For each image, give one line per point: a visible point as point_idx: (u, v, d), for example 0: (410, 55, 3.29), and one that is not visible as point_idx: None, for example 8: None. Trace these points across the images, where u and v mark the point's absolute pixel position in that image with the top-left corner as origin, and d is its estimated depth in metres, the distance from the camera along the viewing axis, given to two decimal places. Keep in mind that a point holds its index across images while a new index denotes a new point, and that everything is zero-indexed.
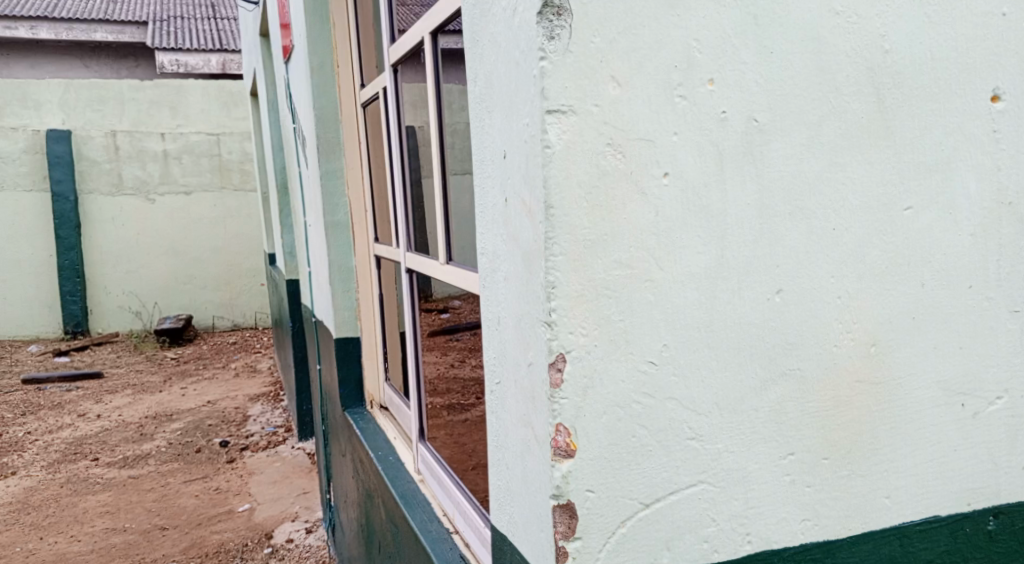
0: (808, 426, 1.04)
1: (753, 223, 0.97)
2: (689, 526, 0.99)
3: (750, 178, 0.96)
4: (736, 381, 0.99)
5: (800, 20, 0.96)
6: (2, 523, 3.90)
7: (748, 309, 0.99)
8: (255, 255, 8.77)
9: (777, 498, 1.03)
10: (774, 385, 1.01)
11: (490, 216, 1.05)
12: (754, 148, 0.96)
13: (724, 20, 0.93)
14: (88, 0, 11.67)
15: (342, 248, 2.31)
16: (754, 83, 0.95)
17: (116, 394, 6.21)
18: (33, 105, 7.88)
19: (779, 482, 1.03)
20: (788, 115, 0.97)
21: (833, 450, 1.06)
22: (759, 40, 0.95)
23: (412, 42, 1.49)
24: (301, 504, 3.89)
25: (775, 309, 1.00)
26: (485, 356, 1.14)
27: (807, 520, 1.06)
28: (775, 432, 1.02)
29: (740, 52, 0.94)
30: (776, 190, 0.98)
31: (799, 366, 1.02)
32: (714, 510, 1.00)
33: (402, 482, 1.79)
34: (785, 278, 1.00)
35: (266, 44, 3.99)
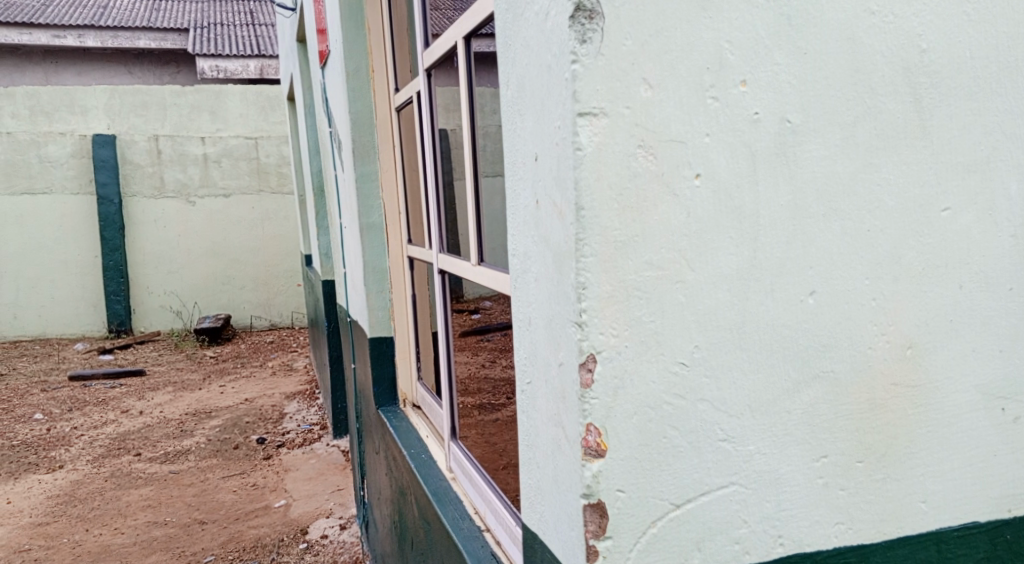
0: (841, 428, 1.05)
1: (785, 226, 0.98)
2: (721, 528, 1.01)
3: (783, 179, 0.98)
4: (770, 382, 1.01)
5: (834, 22, 0.98)
6: (50, 515, 4.01)
7: (781, 311, 1.00)
8: (291, 256, 8.87)
9: (811, 503, 1.04)
10: (807, 387, 1.02)
11: (522, 218, 1.08)
12: (788, 149, 0.97)
13: (758, 23, 0.94)
14: (132, 10, 11.95)
15: (376, 249, 2.36)
16: (787, 84, 0.96)
17: (158, 391, 6.35)
18: (81, 110, 8.08)
19: (812, 486, 1.04)
20: (823, 116, 0.98)
21: (868, 453, 1.06)
22: (794, 41, 0.96)
23: (446, 46, 1.52)
24: (336, 500, 3.95)
25: (808, 311, 1.01)
26: (516, 356, 1.16)
27: (841, 524, 1.06)
28: (808, 434, 1.03)
29: (773, 53, 0.95)
30: (810, 191, 0.99)
31: (833, 367, 1.03)
32: (746, 511, 1.01)
33: (434, 479, 1.83)
34: (817, 280, 1.01)
35: (303, 48, 4.07)
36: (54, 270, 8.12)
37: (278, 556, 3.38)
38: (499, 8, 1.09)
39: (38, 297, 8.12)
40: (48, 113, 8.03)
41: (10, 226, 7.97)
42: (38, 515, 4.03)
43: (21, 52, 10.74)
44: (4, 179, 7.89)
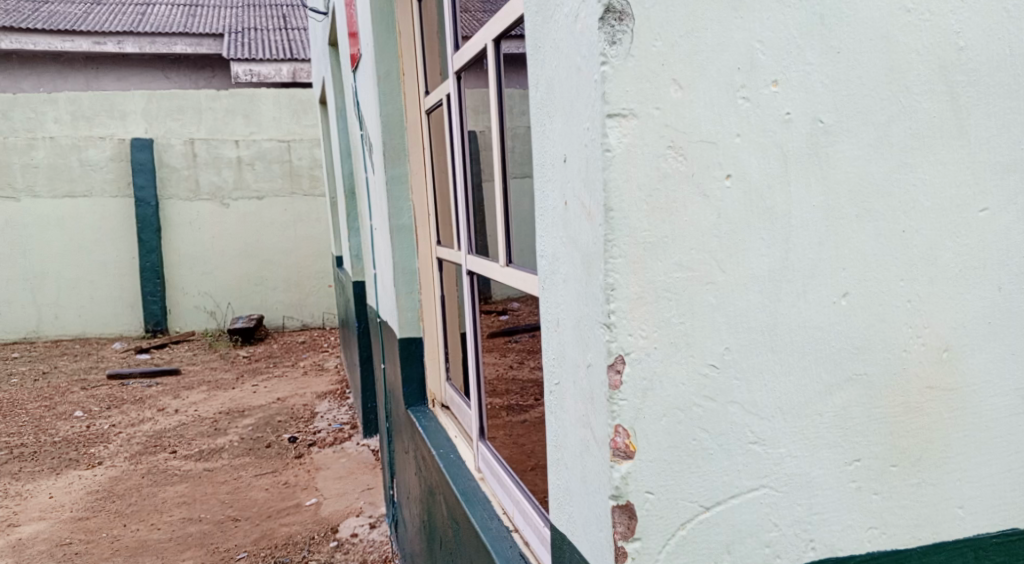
0: (875, 433, 1.04)
1: (816, 227, 0.98)
2: (751, 531, 1.01)
3: (815, 178, 0.98)
4: (801, 384, 1.01)
5: (867, 22, 0.97)
6: (89, 511, 4.10)
7: (814, 313, 1.00)
8: (322, 258, 8.94)
9: (843, 507, 1.04)
10: (840, 390, 1.02)
11: (551, 219, 1.09)
12: (821, 150, 0.97)
13: (790, 23, 0.95)
14: (170, 16, 12.16)
15: (406, 251, 2.38)
16: (819, 83, 0.96)
17: (192, 390, 6.44)
18: (119, 115, 8.47)
19: (845, 489, 1.04)
20: (856, 116, 0.98)
21: (903, 458, 1.06)
22: (826, 41, 0.96)
23: (476, 49, 1.54)
24: (366, 499, 3.98)
25: (840, 313, 1.01)
26: (545, 358, 1.17)
27: (875, 529, 1.06)
28: (842, 437, 1.03)
29: (806, 52, 0.96)
30: (842, 191, 0.99)
31: (866, 370, 1.03)
32: (777, 515, 1.01)
33: (463, 479, 1.84)
34: (850, 280, 1.01)
35: (334, 52, 4.11)
36: (93, 271, 8.28)
37: (309, 553, 3.42)
38: (529, 10, 1.10)
39: (78, 297, 8.29)
40: (89, 118, 8.43)
41: (51, 228, 8.16)
42: (78, 509, 4.11)
43: (63, 59, 11.00)
44: (46, 182, 8.07)
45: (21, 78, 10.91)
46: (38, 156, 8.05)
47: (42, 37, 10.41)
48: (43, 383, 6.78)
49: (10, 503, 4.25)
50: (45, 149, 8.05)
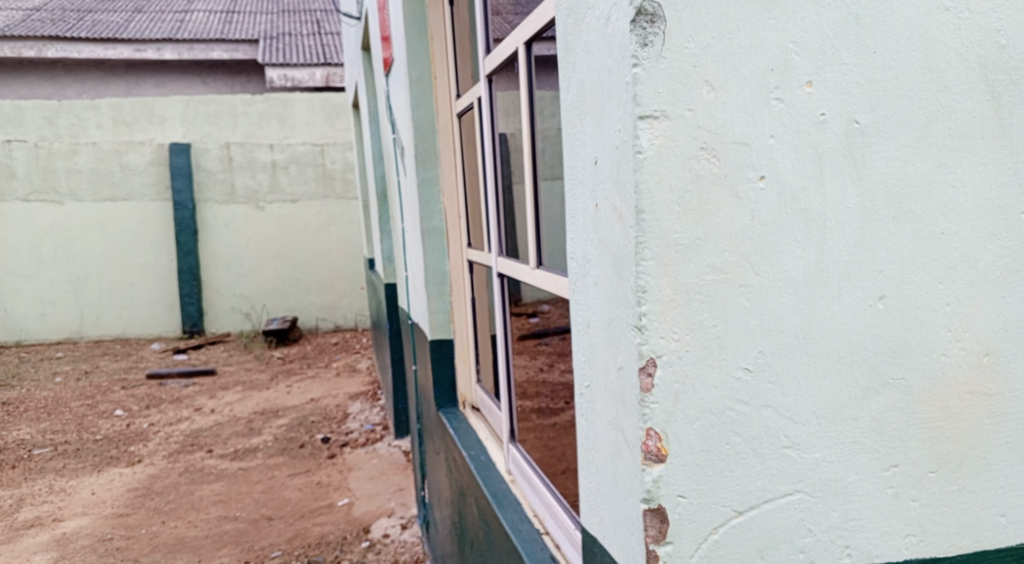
0: (912, 439, 1.03)
1: (852, 228, 0.98)
2: (785, 535, 1.00)
3: (850, 181, 0.97)
4: (837, 388, 1.00)
5: (904, 20, 0.97)
6: (129, 507, 4.18)
7: (848, 315, 0.99)
8: (355, 261, 9.00)
9: (880, 514, 1.03)
10: (876, 394, 1.01)
11: (581, 222, 1.09)
12: (856, 150, 0.97)
13: (824, 21, 0.94)
14: (207, 23, 12.34)
15: (437, 254, 2.40)
16: (854, 84, 0.96)
17: (228, 390, 6.54)
18: (158, 120, 8.47)
19: (882, 495, 1.03)
20: (893, 116, 0.98)
21: (941, 464, 1.05)
22: (862, 40, 0.96)
23: (508, 51, 1.54)
24: (398, 500, 4.01)
25: (877, 316, 1.00)
26: (575, 361, 1.18)
27: (913, 535, 1.05)
28: (878, 443, 1.02)
29: (841, 53, 0.95)
30: (879, 192, 0.98)
31: (904, 375, 1.02)
32: (812, 521, 1.01)
33: (494, 482, 1.85)
34: (886, 284, 1.00)
35: (367, 57, 4.15)
36: (133, 274, 8.45)
37: (341, 553, 3.46)
38: (560, 13, 1.11)
39: (118, 298, 8.45)
40: (130, 124, 8.44)
41: (94, 231, 8.34)
42: (119, 506, 4.20)
43: (105, 66, 11.24)
44: (89, 186, 8.26)
45: (65, 85, 11.19)
46: (81, 160, 8.23)
47: (85, 46, 10.68)
48: (85, 382, 6.92)
49: (54, 499, 4.35)
50: (87, 154, 8.23)
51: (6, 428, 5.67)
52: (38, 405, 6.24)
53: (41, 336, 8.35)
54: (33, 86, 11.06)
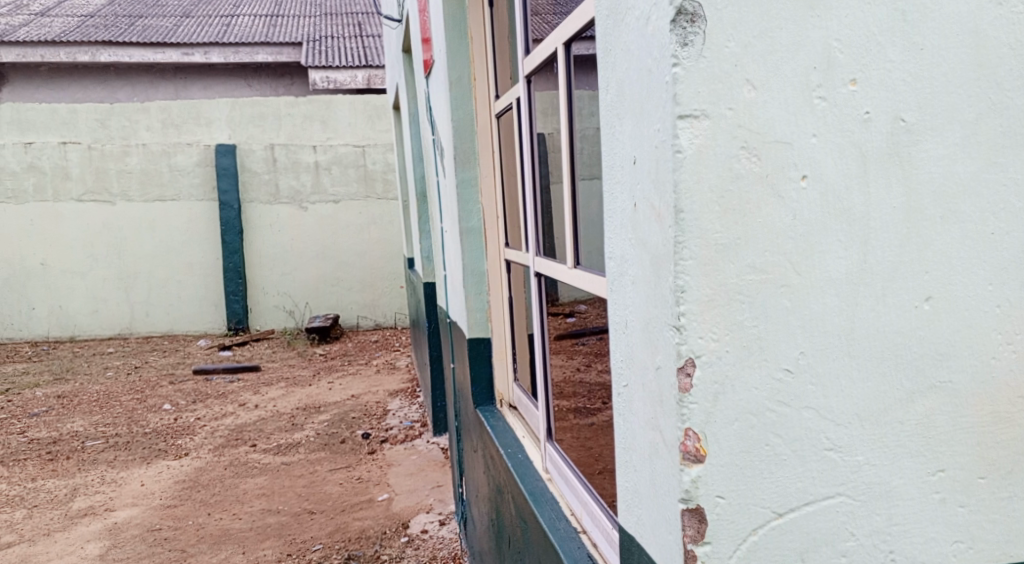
0: (960, 443, 1.03)
1: (898, 227, 0.98)
2: (827, 539, 1.00)
3: (895, 180, 0.97)
4: (881, 391, 1.00)
5: (954, 16, 0.97)
6: (176, 498, 4.28)
7: (894, 317, 0.99)
8: (395, 260, 9.07)
9: (926, 519, 1.03)
10: (922, 397, 1.01)
11: (619, 221, 1.11)
12: (901, 149, 0.97)
13: (870, 19, 0.94)
14: (252, 27, 12.55)
15: (475, 253, 2.42)
16: (900, 82, 0.96)
17: (272, 386, 6.65)
18: (206, 122, 8.72)
19: (927, 500, 1.02)
20: (940, 115, 0.98)
21: (991, 470, 1.04)
22: (908, 36, 0.96)
23: (548, 51, 1.56)
24: (436, 496, 4.05)
25: (923, 317, 1.00)
26: (613, 360, 1.19)
27: (960, 543, 1.04)
28: (925, 446, 1.02)
29: (887, 49, 0.95)
30: (926, 191, 0.98)
31: (951, 378, 1.02)
32: (853, 524, 1.01)
33: (531, 479, 1.87)
34: (933, 285, 1.00)
35: (408, 60, 4.20)
36: (181, 272, 8.64)
37: (381, 548, 3.50)
38: (600, 13, 1.12)
39: (166, 295, 8.65)
40: (178, 126, 8.68)
41: (143, 230, 8.55)
42: (167, 497, 4.30)
43: (154, 70, 11.50)
44: (139, 187, 8.47)
45: (117, 88, 11.49)
46: (132, 161, 8.45)
47: (136, 50, 10.96)
48: (135, 377, 7.10)
49: (106, 489, 4.47)
50: (138, 155, 8.45)
51: (60, 421, 5.85)
52: (91, 398, 6.42)
53: (93, 333, 8.59)
54: (86, 90, 11.37)
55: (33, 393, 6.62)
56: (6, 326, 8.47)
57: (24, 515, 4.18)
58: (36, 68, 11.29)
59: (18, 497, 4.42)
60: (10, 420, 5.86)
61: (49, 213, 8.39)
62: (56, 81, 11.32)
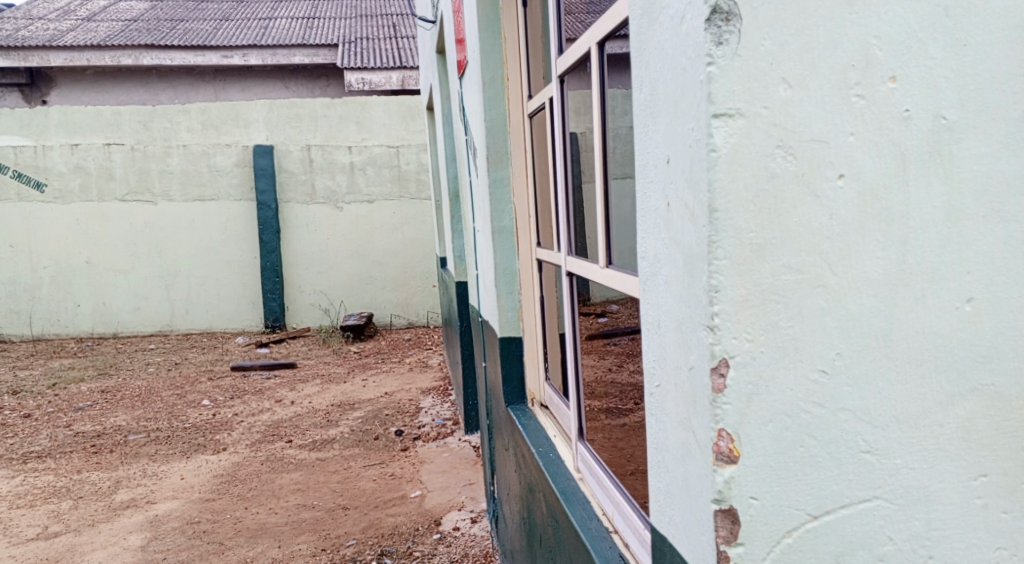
0: (1003, 446, 1.02)
1: (937, 226, 0.98)
2: (864, 543, 1.00)
3: (936, 178, 0.97)
4: (920, 393, 1.00)
5: (997, 13, 0.97)
6: (214, 492, 4.36)
7: (935, 318, 0.99)
8: (427, 259, 9.12)
9: (968, 524, 1.02)
10: (962, 400, 1.01)
11: (653, 221, 1.12)
12: (943, 147, 0.97)
13: (911, 16, 0.94)
14: (289, 30, 12.71)
15: (507, 253, 2.44)
16: (941, 79, 0.96)
17: (307, 383, 6.74)
18: (244, 124, 9.12)
19: (969, 505, 1.02)
20: (983, 114, 0.98)
21: None
22: (949, 32, 0.96)
23: (581, 50, 1.56)
24: (468, 494, 4.08)
25: (964, 319, 1.00)
26: (646, 361, 1.20)
27: (1005, 550, 1.03)
28: (966, 451, 1.01)
29: (927, 47, 0.95)
30: (967, 190, 0.98)
31: (993, 381, 1.01)
32: (892, 529, 1.00)
33: (562, 479, 1.88)
34: (975, 286, 0.99)
35: (442, 61, 4.23)
36: (219, 270, 8.78)
37: (413, 544, 3.54)
38: (634, 14, 1.13)
39: (205, 293, 8.80)
40: (217, 128, 9.14)
41: (183, 229, 8.70)
42: (206, 491, 4.38)
43: (195, 72, 11.71)
44: (180, 187, 8.64)
45: (159, 91, 11.72)
46: (173, 162, 8.61)
47: (177, 53, 11.16)
48: (175, 373, 7.23)
49: (148, 482, 4.57)
50: (179, 156, 8.60)
51: (104, 415, 5.98)
52: (133, 393, 6.55)
53: (135, 330, 8.76)
54: (129, 92, 11.62)
55: (78, 387, 6.78)
56: (52, 322, 8.68)
57: (70, 506, 4.28)
58: (82, 72, 11.58)
59: (64, 488, 4.54)
60: (56, 414, 6.01)
61: (93, 213, 8.57)
62: (101, 84, 11.60)
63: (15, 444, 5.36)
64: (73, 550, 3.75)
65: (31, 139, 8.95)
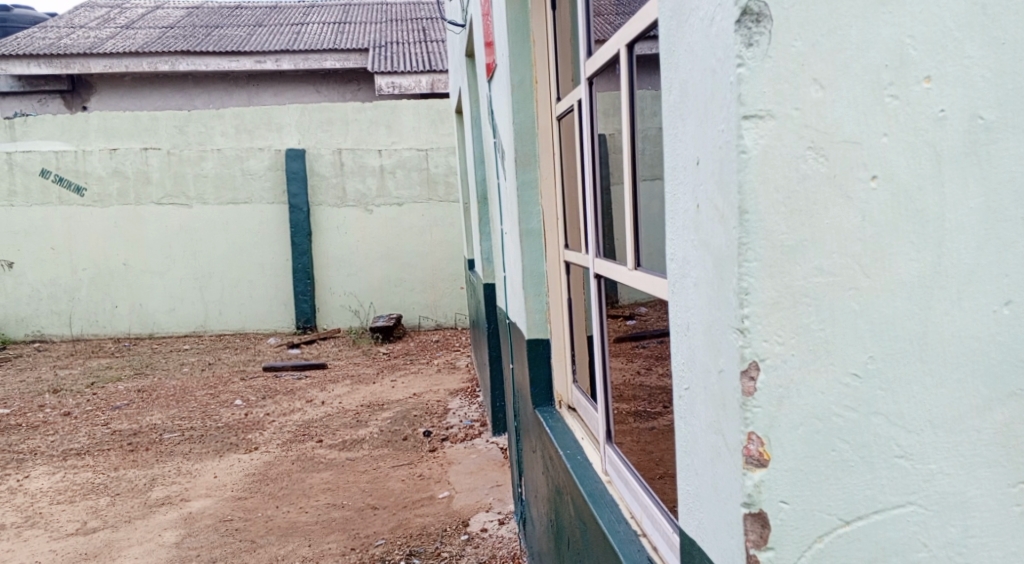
0: None
1: (975, 228, 0.97)
2: (897, 549, 0.99)
3: (974, 180, 0.97)
4: (956, 398, 0.99)
5: None
6: (246, 491, 4.41)
7: (972, 321, 0.98)
8: (455, 261, 9.14)
9: (1004, 532, 1.01)
10: (1001, 405, 1.00)
11: (682, 223, 1.12)
12: (980, 148, 0.96)
13: (947, 16, 0.94)
14: (320, 34, 12.82)
15: (535, 254, 2.45)
16: (979, 78, 0.96)
17: (337, 383, 6.80)
18: (277, 128, 9.29)
19: (1008, 513, 1.01)
20: (1020, 114, 0.97)
21: None
22: (987, 31, 0.95)
23: (610, 52, 1.57)
24: (495, 496, 4.10)
25: (1002, 322, 0.99)
26: (674, 364, 1.20)
27: None
28: (1005, 456, 1.00)
29: (965, 45, 0.95)
30: (1005, 192, 0.97)
31: None
32: (926, 535, 1.00)
33: (591, 482, 1.89)
34: (1013, 289, 0.99)
35: (471, 64, 4.25)
36: (253, 272, 8.88)
37: (442, 545, 3.56)
38: (663, 14, 1.13)
39: (238, 295, 8.90)
40: (250, 131, 9.30)
41: (217, 232, 8.82)
42: (238, 489, 4.44)
43: (229, 77, 11.86)
44: (214, 190, 8.76)
45: (194, 96, 11.91)
46: (207, 165, 8.73)
47: (212, 58, 11.33)
48: (209, 373, 7.33)
49: (182, 480, 4.64)
50: (213, 160, 8.72)
51: (140, 413, 6.08)
52: (168, 393, 6.65)
53: (170, 331, 8.90)
54: (165, 98, 11.82)
55: (116, 386, 6.90)
56: (91, 323, 8.84)
57: (108, 502, 4.36)
58: (121, 77, 11.82)
59: (102, 484, 4.63)
60: (94, 412, 6.12)
61: (131, 216, 8.72)
62: (138, 89, 11.82)
63: (55, 441, 5.47)
64: (110, 546, 3.81)
65: (73, 144, 9.18)
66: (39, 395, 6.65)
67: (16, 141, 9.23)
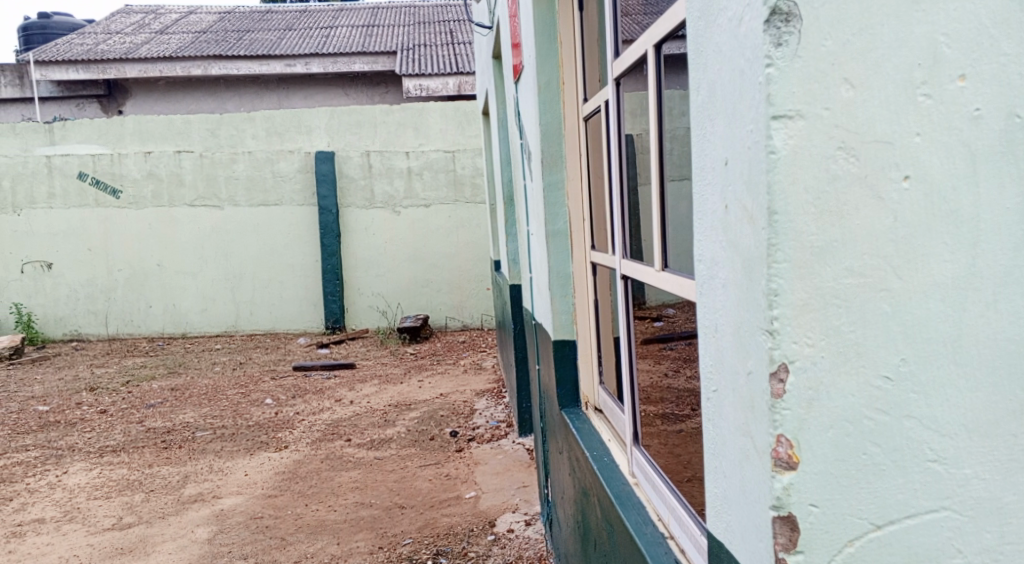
0: None
1: (1011, 229, 0.96)
2: (930, 554, 0.98)
3: (1010, 180, 0.96)
4: (993, 401, 0.99)
5: None
6: (276, 489, 4.46)
7: (1007, 324, 0.98)
8: (482, 262, 9.15)
9: None
10: None
11: (710, 223, 1.12)
12: (1016, 148, 0.96)
13: (981, 12, 0.93)
14: (349, 38, 12.91)
15: (561, 255, 2.46)
16: (1015, 75, 0.95)
17: (365, 383, 6.85)
18: (307, 130, 9.39)
19: None
20: None
21: None
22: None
23: (638, 52, 1.58)
24: (522, 496, 4.10)
25: None
26: (702, 365, 1.20)
27: None
28: None
29: (1001, 43, 0.94)
30: None
31: None
32: (961, 540, 0.99)
33: (618, 483, 1.89)
34: None
35: (498, 66, 4.26)
36: (283, 273, 8.97)
37: (469, 545, 3.57)
38: (691, 15, 1.14)
39: (269, 296, 9.00)
40: (281, 135, 9.38)
41: (248, 233, 8.93)
42: (268, 487, 4.49)
43: (259, 81, 12.00)
44: (245, 193, 8.87)
45: (226, 100, 12.06)
46: (238, 168, 8.85)
47: (243, 63, 11.47)
48: (240, 372, 7.42)
49: (213, 477, 4.70)
50: (244, 163, 8.83)
51: (173, 412, 6.17)
52: (199, 392, 6.74)
53: (201, 331, 9.03)
54: (198, 102, 12.00)
55: (150, 385, 7.01)
56: (126, 323, 8.98)
57: (143, 498, 4.43)
58: (155, 82, 12.02)
59: (136, 481, 4.70)
60: (129, 410, 6.22)
61: (164, 218, 8.86)
62: (173, 94, 12.02)
63: (91, 438, 5.57)
64: (145, 541, 3.87)
65: (109, 147, 9.43)
66: (76, 393, 6.77)
67: (55, 145, 9.44)
